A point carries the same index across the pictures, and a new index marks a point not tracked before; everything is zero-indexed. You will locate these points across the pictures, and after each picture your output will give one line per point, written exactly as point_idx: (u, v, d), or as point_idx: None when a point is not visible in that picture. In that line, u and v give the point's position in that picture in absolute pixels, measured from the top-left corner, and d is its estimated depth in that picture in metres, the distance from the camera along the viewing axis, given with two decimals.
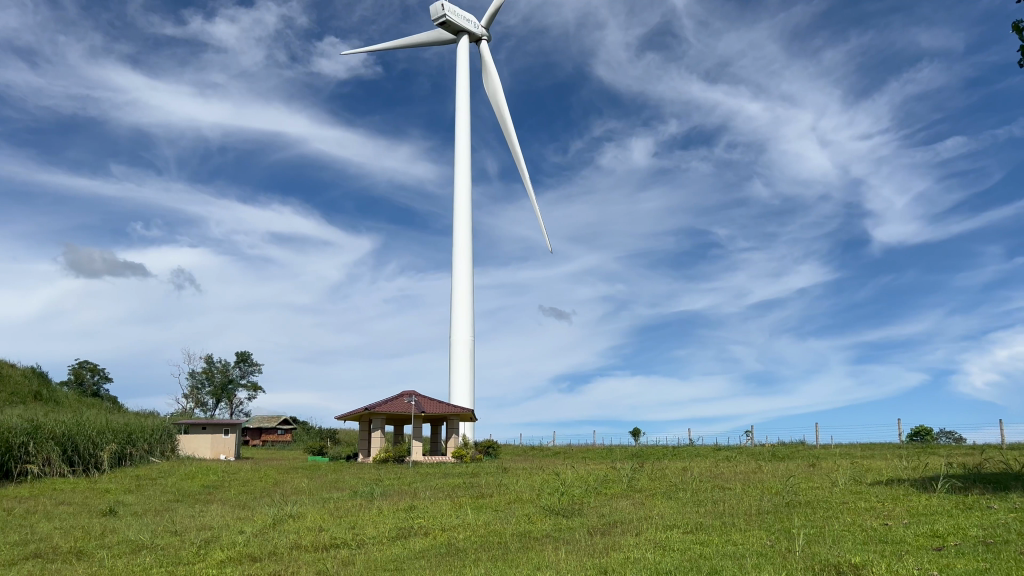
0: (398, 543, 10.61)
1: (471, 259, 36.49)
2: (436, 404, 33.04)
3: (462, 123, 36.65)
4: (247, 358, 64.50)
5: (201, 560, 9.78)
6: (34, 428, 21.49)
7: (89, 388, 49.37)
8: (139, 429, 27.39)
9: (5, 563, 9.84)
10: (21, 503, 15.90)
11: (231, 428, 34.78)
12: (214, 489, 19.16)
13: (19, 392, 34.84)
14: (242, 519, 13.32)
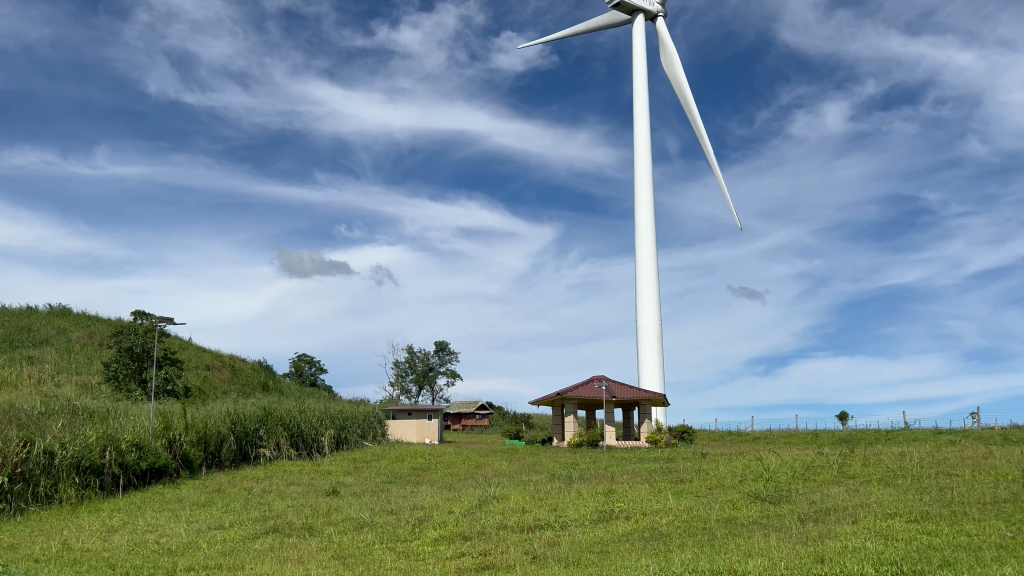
0: (602, 525, 10.69)
1: (656, 242, 35.88)
2: (628, 388, 32.90)
3: (641, 103, 36.08)
4: (445, 346, 67.51)
5: (416, 538, 10.40)
6: (266, 416, 23.76)
7: (308, 378, 53.85)
8: (353, 415, 29.55)
9: (251, 536, 11.01)
10: (259, 483, 17.71)
11: (433, 414, 36.53)
12: (422, 472, 20.29)
13: (250, 382, 38.79)
14: (450, 500, 14.02)
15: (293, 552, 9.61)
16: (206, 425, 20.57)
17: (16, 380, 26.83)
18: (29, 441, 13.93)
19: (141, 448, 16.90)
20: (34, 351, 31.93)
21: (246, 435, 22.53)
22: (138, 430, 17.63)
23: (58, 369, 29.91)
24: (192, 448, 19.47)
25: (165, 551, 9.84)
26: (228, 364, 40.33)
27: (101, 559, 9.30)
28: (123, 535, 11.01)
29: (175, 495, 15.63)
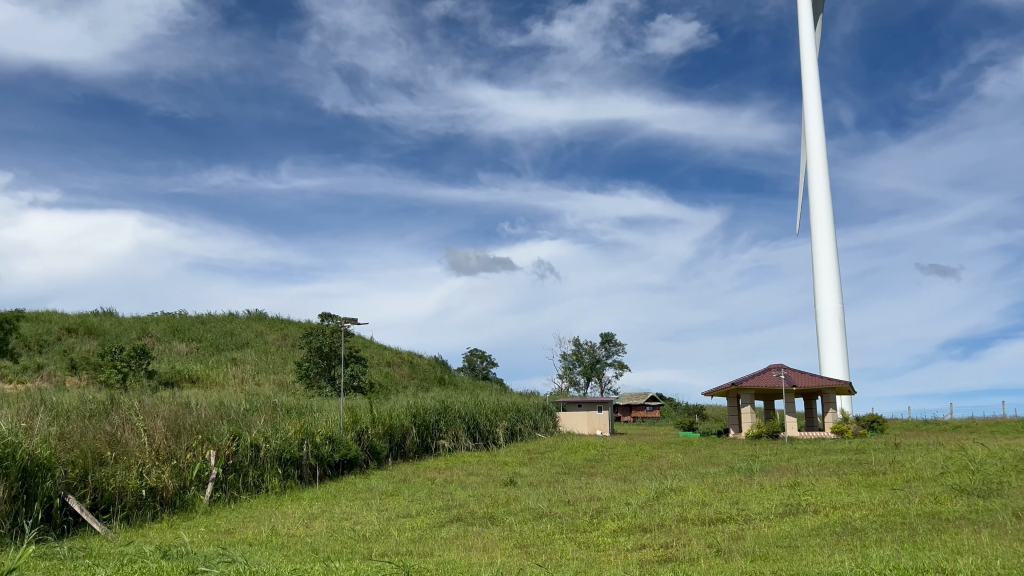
0: (788, 519, 10.23)
1: (833, 220, 33.90)
2: (809, 377, 31.33)
3: (810, 73, 34.17)
4: (612, 338, 67.25)
5: (595, 528, 10.43)
6: (444, 409, 24.71)
7: (480, 371, 55.45)
8: (525, 407, 30.15)
9: (437, 524, 11.49)
10: (441, 473, 18.50)
11: (603, 405, 36.81)
12: (596, 463, 20.35)
13: (427, 377, 40.54)
14: (626, 491, 13.95)
15: (477, 541, 9.92)
16: (391, 418, 21.72)
17: (224, 380, 29.55)
18: (237, 434, 15.27)
19: (334, 440, 18.11)
20: (237, 353, 35.04)
21: (426, 427, 23.51)
22: (330, 424, 18.89)
23: (258, 369, 32.62)
24: (378, 440, 20.61)
25: (360, 537, 10.49)
26: (407, 360, 42.35)
27: (304, 544, 10.05)
28: (322, 522, 11.83)
29: (366, 484, 16.63)
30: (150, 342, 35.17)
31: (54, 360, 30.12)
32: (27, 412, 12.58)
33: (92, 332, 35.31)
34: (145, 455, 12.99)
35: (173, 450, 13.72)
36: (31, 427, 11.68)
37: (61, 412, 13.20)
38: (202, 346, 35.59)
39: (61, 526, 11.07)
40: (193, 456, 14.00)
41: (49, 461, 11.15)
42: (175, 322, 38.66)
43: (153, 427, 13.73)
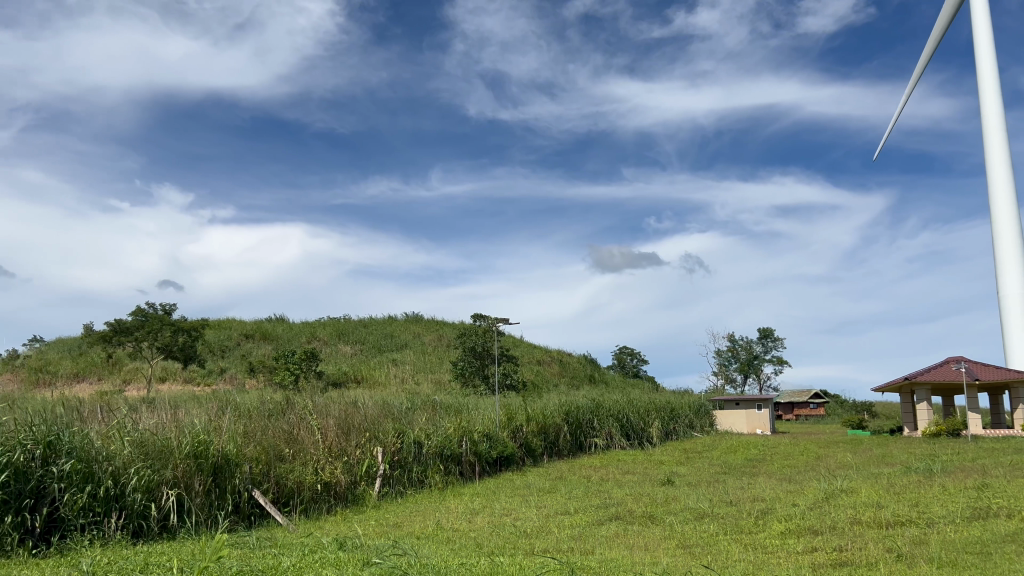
0: (978, 524, 9.44)
1: (1016, 197, 30.97)
2: (994, 369, 28.77)
3: (983, 39, 31.39)
4: (770, 333, 64.70)
5: (761, 530, 10.08)
6: (597, 407, 24.69)
7: (631, 369, 54.98)
8: (680, 406, 29.57)
9: (596, 522, 11.50)
10: (597, 471, 18.48)
11: (763, 404, 35.35)
12: (758, 462, 19.65)
13: (578, 375, 40.65)
14: (791, 491, 13.38)
15: (638, 540, 9.83)
16: (544, 417, 21.94)
17: (385, 380, 30.94)
18: (402, 431, 15.95)
19: (491, 438, 18.52)
20: (397, 354, 36.64)
21: (580, 425, 23.60)
22: (487, 422, 19.35)
23: (416, 369, 33.94)
24: (534, 438, 20.92)
25: (522, 533, 10.66)
26: (558, 359, 42.67)
27: (469, 538, 10.35)
28: (484, 517, 12.13)
29: (523, 481, 16.90)
30: (318, 345, 37.42)
31: (235, 364, 32.69)
32: (215, 412, 13.69)
33: (268, 337, 38.00)
34: (319, 453, 13.82)
35: (344, 447, 14.52)
36: (221, 425, 12.71)
37: (243, 411, 14.27)
38: (365, 348, 37.45)
39: (250, 517, 11.96)
40: (362, 453, 14.75)
41: (236, 457, 12.08)
42: (339, 326, 40.92)
43: (325, 426, 14.59)
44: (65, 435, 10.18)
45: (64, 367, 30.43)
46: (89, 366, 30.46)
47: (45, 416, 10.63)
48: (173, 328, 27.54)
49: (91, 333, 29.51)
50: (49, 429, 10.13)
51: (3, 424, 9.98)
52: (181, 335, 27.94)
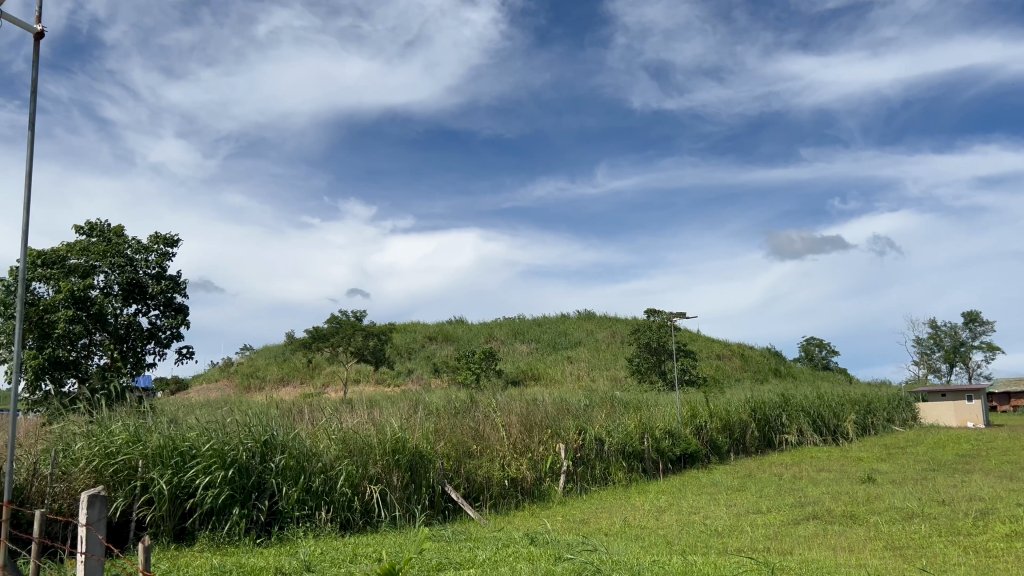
0: None
1: None
2: None
3: None
4: (978, 317, 59.07)
5: (981, 532, 9.22)
6: (784, 402, 23.62)
7: (820, 361, 52.11)
8: (876, 399, 27.64)
9: (792, 521, 10.99)
10: (788, 469, 17.64)
11: (974, 395, 32.19)
12: (972, 459, 17.98)
13: (762, 369, 39.08)
14: (1014, 491, 12.12)
15: (841, 541, 9.31)
16: (729, 413, 21.27)
17: (562, 378, 31.24)
18: (583, 428, 16.04)
19: (674, 435, 18.22)
20: (573, 352, 36.88)
21: (767, 421, 22.68)
22: (668, 418, 19.06)
23: (593, 367, 33.99)
24: (719, 435, 20.38)
25: (712, 532, 10.38)
26: (739, 353, 41.27)
27: (659, 536, 10.21)
28: (672, 515, 11.91)
29: (710, 478, 16.48)
30: (496, 345, 38.44)
31: (420, 365, 34.26)
32: (407, 411, 14.39)
33: (449, 339, 39.53)
34: (505, 449, 14.19)
35: (528, 444, 14.81)
36: (414, 423, 13.36)
37: (432, 409, 14.93)
38: (541, 347, 38.01)
39: (444, 511, 12.49)
40: (545, 449, 14.99)
41: (429, 453, 12.65)
42: (516, 326, 41.80)
43: (509, 423, 14.96)
44: (279, 434, 11.10)
45: (270, 373, 33.24)
46: (292, 370, 33.04)
47: (260, 418, 11.63)
48: (363, 333, 29.26)
49: (292, 340, 32.01)
50: (265, 429, 11.07)
51: (227, 426, 10.99)
52: (371, 339, 29.64)
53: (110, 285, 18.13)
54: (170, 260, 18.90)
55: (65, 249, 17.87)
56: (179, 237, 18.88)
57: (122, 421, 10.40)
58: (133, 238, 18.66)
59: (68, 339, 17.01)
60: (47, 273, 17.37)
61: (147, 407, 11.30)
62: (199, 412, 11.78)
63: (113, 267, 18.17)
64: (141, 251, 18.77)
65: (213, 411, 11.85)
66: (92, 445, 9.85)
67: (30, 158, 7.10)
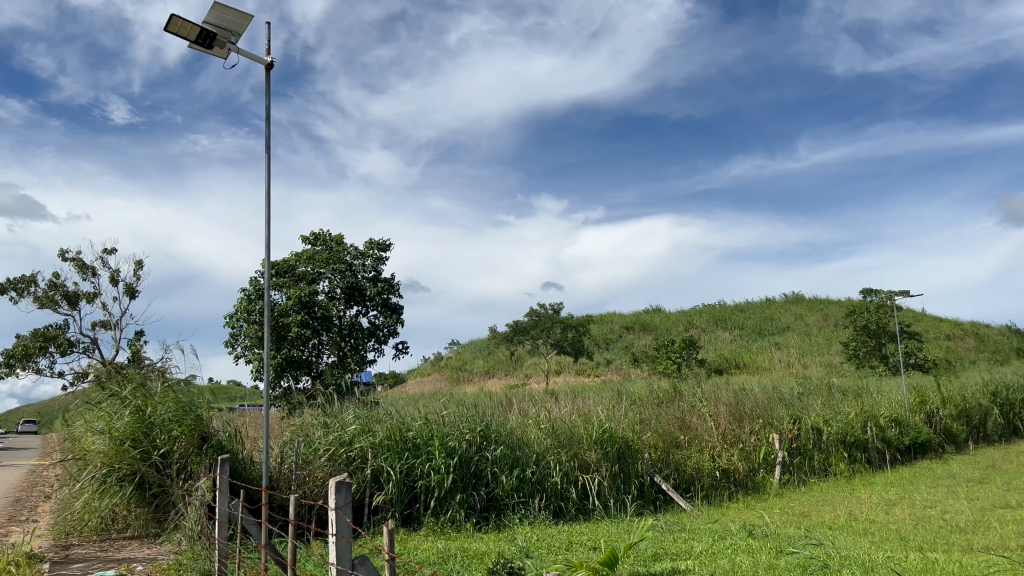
0: None
1: None
2: None
3: None
4: None
5: None
6: None
7: None
8: None
9: None
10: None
11: None
12: None
13: (1001, 349, 35.19)
14: None
15: None
16: (964, 399, 19.38)
17: (770, 365, 29.96)
18: (797, 418, 15.28)
19: (901, 423, 16.91)
20: (780, 337, 35.25)
21: (1012, 407, 20.41)
22: (893, 405, 17.71)
23: (803, 352, 32.28)
24: (953, 423, 18.63)
25: (954, 528, 9.51)
26: (972, 332, 37.46)
27: (890, 531, 9.51)
28: (904, 509, 11.05)
29: (945, 470, 15.10)
30: (697, 333, 37.58)
31: (620, 355, 34.26)
32: (612, 401, 14.43)
33: (648, 328, 39.18)
34: (714, 439, 13.85)
35: (739, 435, 14.34)
36: (620, 414, 13.41)
37: (637, 399, 14.87)
38: (745, 333, 36.63)
39: (655, 501, 12.40)
40: (757, 439, 14.42)
41: (637, 443, 12.63)
42: (717, 312, 40.62)
43: (717, 413, 14.58)
44: (493, 425, 11.53)
45: (477, 366, 34.65)
46: (496, 363, 34.24)
47: (474, 409, 12.14)
48: (562, 325, 29.68)
49: (496, 334, 33.16)
50: (480, 420, 11.55)
51: (445, 417, 11.57)
52: (570, 331, 30.04)
53: (334, 289, 19.73)
54: (384, 264, 20.23)
55: (295, 258, 19.66)
56: (391, 242, 20.16)
57: (353, 413, 11.28)
58: (351, 245, 20.17)
59: (300, 341, 18.72)
60: (281, 281, 19.23)
61: (372, 401, 12.16)
62: (418, 404, 12.52)
63: (335, 272, 19.74)
64: (358, 257, 20.23)
65: (430, 404, 12.54)
66: (328, 436, 10.75)
67: (268, 180, 7.95)
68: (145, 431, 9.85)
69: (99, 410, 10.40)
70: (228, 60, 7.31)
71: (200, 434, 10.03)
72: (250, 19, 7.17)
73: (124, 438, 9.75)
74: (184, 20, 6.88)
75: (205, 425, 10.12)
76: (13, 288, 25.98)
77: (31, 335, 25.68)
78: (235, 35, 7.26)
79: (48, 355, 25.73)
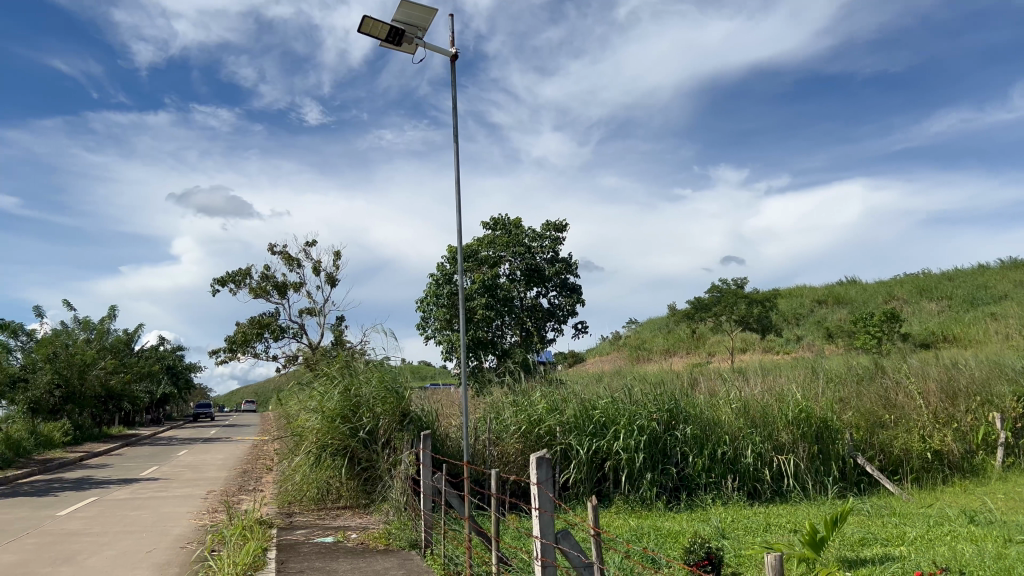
0: None
1: None
2: None
3: None
4: None
5: None
6: None
7: None
8: None
9: None
10: None
11: None
12: None
13: None
14: None
15: None
16: None
17: (985, 338, 27.27)
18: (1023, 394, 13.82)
19: None
20: (997, 307, 31.96)
21: None
22: None
23: None
24: None
25: None
26: None
27: None
28: None
29: None
30: (898, 305, 34.90)
31: (811, 330, 32.53)
32: (806, 378, 13.77)
33: (842, 301, 36.93)
34: (924, 417, 12.84)
35: (953, 414, 13.21)
36: (816, 393, 12.78)
37: (834, 376, 14.08)
38: (955, 304, 33.56)
39: (858, 484, 11.73)
40: (975, 418, 13.22)
41: (837, 423, 11.97)
42: (921, 282, 37.50)
43: (926, 390, 13.50)
44: (682, 405, 11.34)
45: (658, 344, 34.21)
46: (678, 341, 33.64)
47: (661, 388, 12.01)
48: (747, 300, 28.60)
49: (677, 312, 32.52)
50: (668, 399, 11.41)
51: (634, 396, 11.52)
52: (756, 307, 28.89)
53: (514, 271, 20.20)
54: (562, 245, 20.44)
55: (476, 243, 20.30)
56: (567, 223, 20.31)
57: (541, 391, 11.51)
58: (529, 227, 20.53)
59: (485, 322, 19.33)
60: (465, 266, 19.94)
61: (557, 379, 12.35)
62: (603, 383, 12.55)
63: (515, 255, 20.20)
64: (537, 239, 20.57)
65: (616, 383, 12.52)
66: (519, 413, 11.02)
67: (457, 167, 8.28)
68: (353, 409, 10.58)
69: (311, 389, 11.28)
70: (415, 54, 7.63)
71: (402, 410, 10.66)
72: (434, 12, 7.43)
73: (335, 415, 10.51)
74: (376, 19, 7.25)
75: (406, 403, 10.73)
76: (232, 281, 28.75)
77: (248, 322, 28.32)
78: (421, 29, 7.56)
79: (263, 340, 28.28)
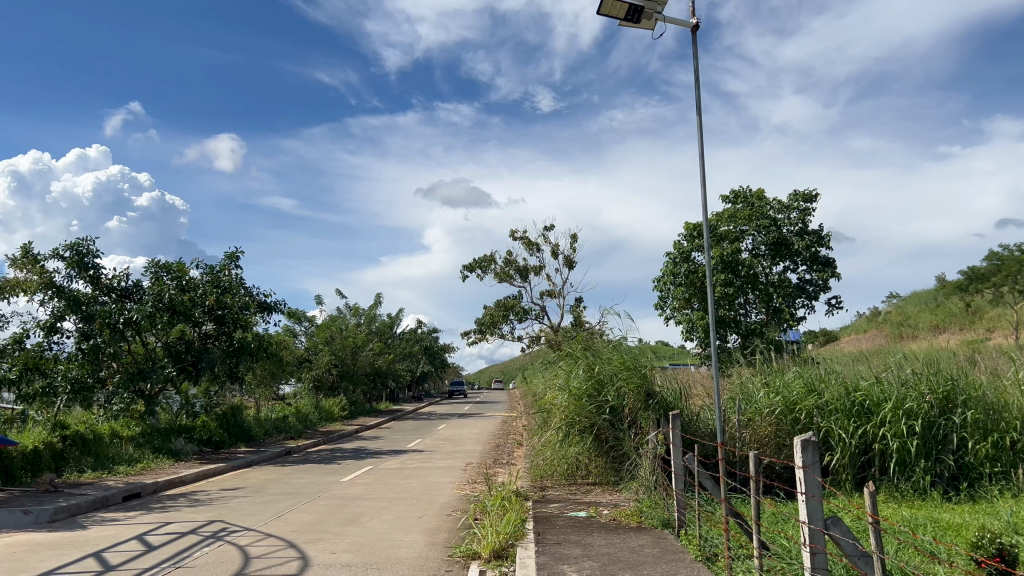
0: None
1: None
2: None
3: None
4: None
5: None
6: None
7: None
8: None
9: None
10: None
11: None
12: None
13: None
14: None
15: None
16: None
17: None
18: None
19: None
20: None
21: None
22: None
23: None
24: None
25: None
26: None
27: None
28: None
29: None
30: None
31: None
32: None
33: None
34: None
35: None
36: None
37: None
38: None
39: None
40: None
41: None
42: None
43: None
44: (961, 387, 10.24)
45: (924, 320, 31.15)
46: (949, 317, 30.43)
47: (936, 367, 10.95)
48: None
49: (949, 284, 29.29)
50: (944, 379, 10.34)
51: (904, 376, 10.60)
52: None
53: (758, 246, 19.39)
54: (811, 216, 19.23)
55: (716, 218, 19.69)
56: (817, 192, 19.06)
57: (798, 370, 10.94)
58: (774, 199, 19.55)
59: (726, 300, 18.82)
60: (704, 242, 19.47)
61: (812, 358, 11.68)
62: (865, 363, 11.69)
63: (758, 229, 19.36)
64: (782, 211, 19.54)
65: (880, 362, 11.61)
66: (773, 396, 10.55)
67: (702, 141, 8.07)
68: (598, 387, 10.71)
69: (557, 368, 11.61)
70: (656, 29, 7.53)
71: (646, 391, 10.57)
72: None
73: (581, 393, 10.73)
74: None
75: (650, 382, 10.66)
76: (479, 267, 30.33)
77: (495, 305, 29.78)
78: (661, 3, 7.44)
79: (509, 321, 29.59)
